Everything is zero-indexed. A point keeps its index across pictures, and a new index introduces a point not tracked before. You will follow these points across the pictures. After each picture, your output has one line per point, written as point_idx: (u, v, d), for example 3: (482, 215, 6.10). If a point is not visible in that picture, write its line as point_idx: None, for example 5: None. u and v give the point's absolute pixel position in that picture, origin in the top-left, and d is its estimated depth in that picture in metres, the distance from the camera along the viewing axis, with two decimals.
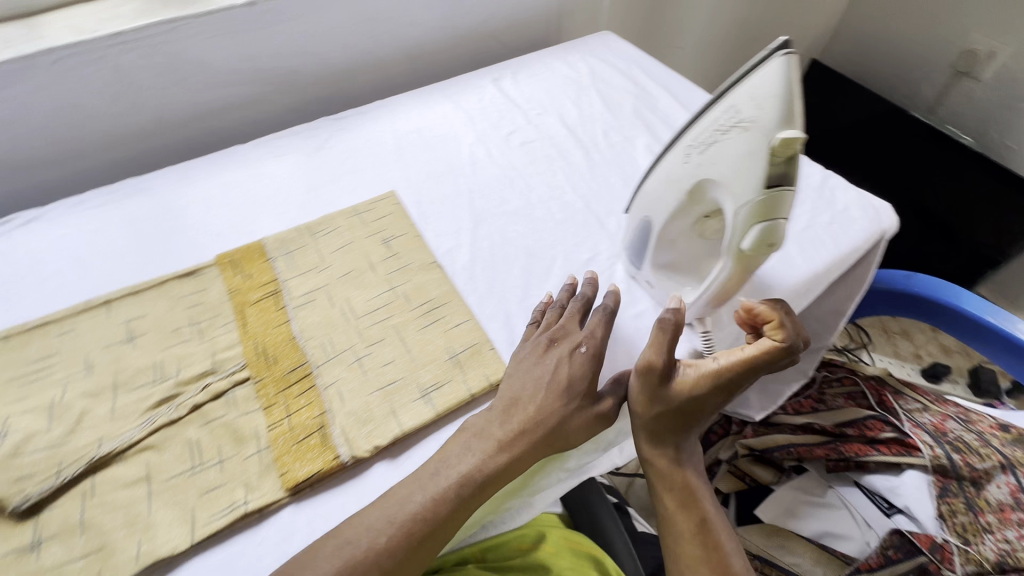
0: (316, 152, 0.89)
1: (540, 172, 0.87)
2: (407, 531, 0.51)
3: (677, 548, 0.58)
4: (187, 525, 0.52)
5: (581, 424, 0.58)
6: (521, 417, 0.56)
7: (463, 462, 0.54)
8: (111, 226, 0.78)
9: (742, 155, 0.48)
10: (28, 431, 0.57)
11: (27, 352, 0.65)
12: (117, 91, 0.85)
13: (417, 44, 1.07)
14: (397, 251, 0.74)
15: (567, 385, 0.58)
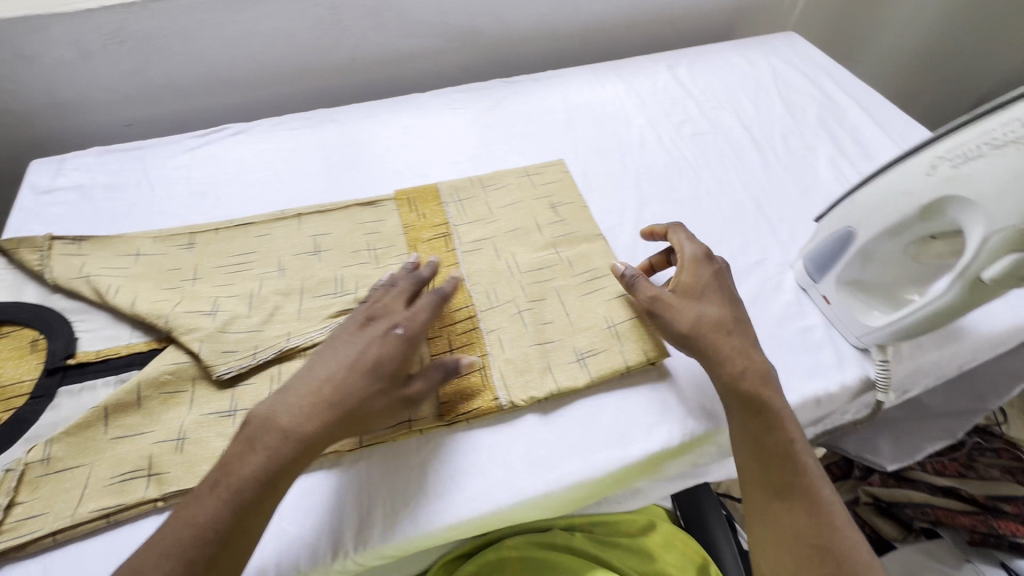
0: (490, 111, 0.92)
1: (710, 166, 0.85)
2: (222, 517, 0.46)
3: (764, 475, 0.53)
4: None
5: (382, 409, 0.53)
6: (307, 403, 0.51)
7: (250, 459, 0.48)
8: (305, 149, 0.86)
9: (1014, 174, 0.46)
10: (232, 314, 0.64)
11: (232, 245, 0.72)
12: (326, 27, 0.91)
13: (596, 19, 1.06)
14: (565, 218, 0.75)
15: (372, 366, 0.53)
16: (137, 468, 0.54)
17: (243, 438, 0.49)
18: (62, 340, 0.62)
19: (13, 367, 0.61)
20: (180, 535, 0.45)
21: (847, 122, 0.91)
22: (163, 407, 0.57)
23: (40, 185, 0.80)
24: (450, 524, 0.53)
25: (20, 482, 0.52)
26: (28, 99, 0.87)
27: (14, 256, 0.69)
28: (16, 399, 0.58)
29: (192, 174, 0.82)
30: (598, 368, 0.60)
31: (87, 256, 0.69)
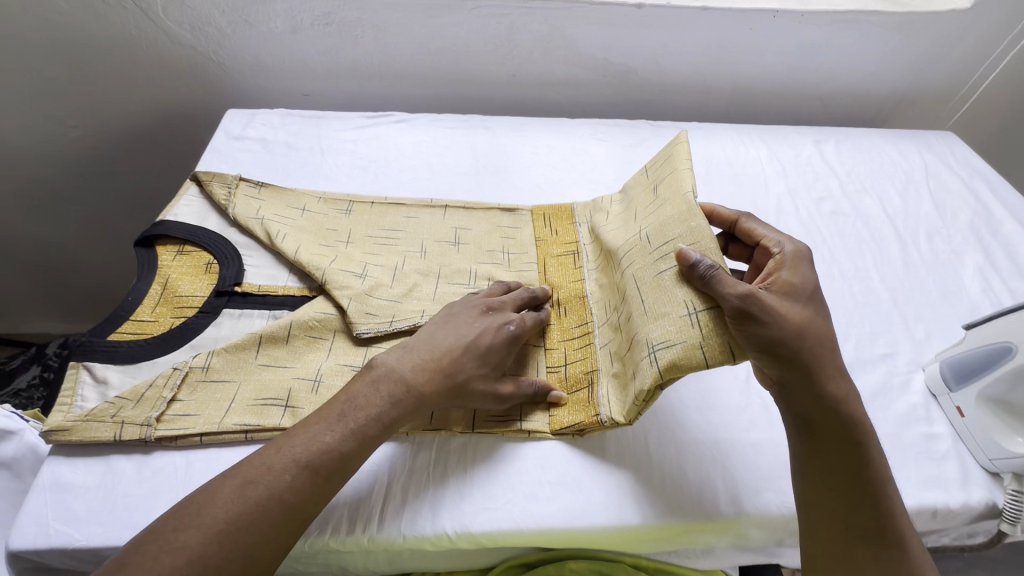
0: (633, 148, 0.95)
1: (847, 248, 0.83)
2: (350, 445, 0.49)
3: (859, 520, 0.50)
4: (470, 412, 0.59)
5: (482, 394, 0.56)
6: (429, 365, 0.54)
7: (375, 398, 0.51)
8: (457, 148, 0.92)
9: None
10: (377, 281, 0.69)
11: (382, 220, 0.79)
12: (500, 44, 0.98)
13: (748, 82, 1.08)
14: (660, 193, 0.66)
15: (483, 351, 0.57)
16: (277, 396, 0.59)
17: (369, 379, 0.52)
18: (232, 268, 0.70)
19: (189, 282, 0.69)
20: (304, 448, 0.47)
21: (1003, 235, 0.87)
22: (307, 349, 0.63)
23: (232, 132, 0.91)
24: (542, 529, 0.54)
25: (182, 382, 0.59)
26: (237, 58, 0.99)
27: (205, 187, 0.79)
28: (188, 310, 0.66)
29: (357, 149, 0.90)
30: (671, 364, 0.52)
31: (263, 201, 0.78)
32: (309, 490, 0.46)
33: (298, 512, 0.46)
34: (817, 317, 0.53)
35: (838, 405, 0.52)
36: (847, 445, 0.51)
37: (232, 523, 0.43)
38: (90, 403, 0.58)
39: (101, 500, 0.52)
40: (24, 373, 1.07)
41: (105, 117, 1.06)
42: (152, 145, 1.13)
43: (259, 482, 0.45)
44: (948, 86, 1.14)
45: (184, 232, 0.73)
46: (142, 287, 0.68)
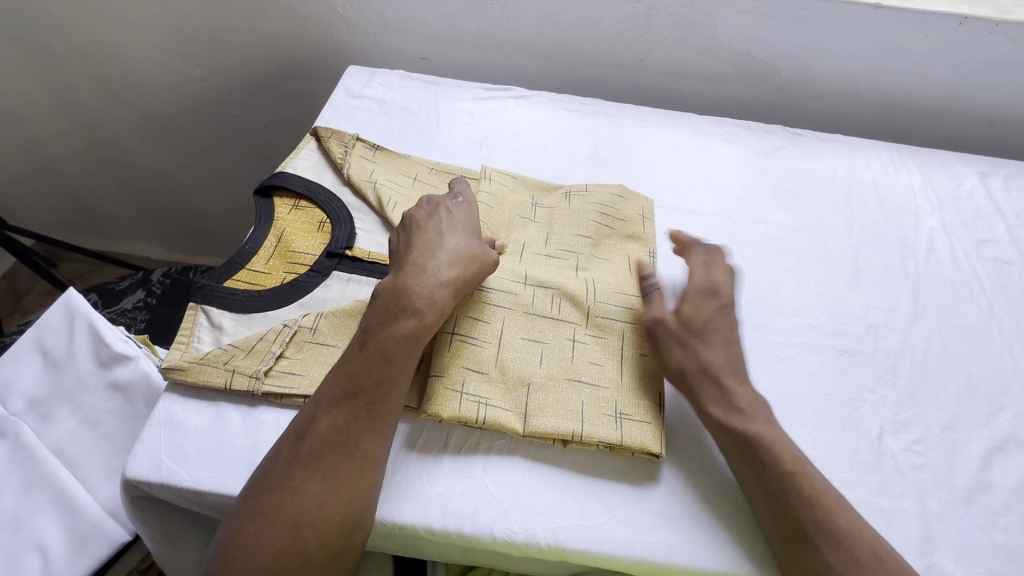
0: (766, 155, 0.87)
1: (1010, 302, 0.72)
2: (378, 372, 0.52)
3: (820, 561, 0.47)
4: (542, 417, 0.55)
5: (483, 269, 0.60)
6: (416, 272, 0.57)
7: (388, 323, 0.54)
8: (576, 132, 0.87)
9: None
10: None
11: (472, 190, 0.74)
12: (634, 25, 0.91)
13: (905, 96, 0.96)
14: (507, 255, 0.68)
15: (451, 241, 0.60)
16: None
17: (375, 316, 0.55)
18: (345, 230, 0.69)
19: (302, 238, 0.69)
20: (324, 396, 0.52)
21: None
22: None
23: (352, 89, 0.90)
24: (640, 559, 0.51)
25: (291, 339, 0.59)
26: (362, 13, 0.98)
27: (324, 143, 0.78)
28: (299, 267, 0.66)
29: (472, 121, 0.87)
30: (490, 420, 0.55)
31: (377, 164, 0.76)
32: (350, 424, 0.50)
33: (351, 447, 0.50)
34: (704, 341, 0.58)
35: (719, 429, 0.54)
36: (740, 451, 0.53)
37: (293, 476, 0.48)
38: (205, 346, 0.59)
39: (210, 444, 0.53)
40: (131, 295, 1.13)
41: (226, 59, 1.08)
42: (265, 90, 1.14)
43: (308, 430, 0.50)
44: None
45: (301, 186, 0.73)
46: (259, 238, 0.69)
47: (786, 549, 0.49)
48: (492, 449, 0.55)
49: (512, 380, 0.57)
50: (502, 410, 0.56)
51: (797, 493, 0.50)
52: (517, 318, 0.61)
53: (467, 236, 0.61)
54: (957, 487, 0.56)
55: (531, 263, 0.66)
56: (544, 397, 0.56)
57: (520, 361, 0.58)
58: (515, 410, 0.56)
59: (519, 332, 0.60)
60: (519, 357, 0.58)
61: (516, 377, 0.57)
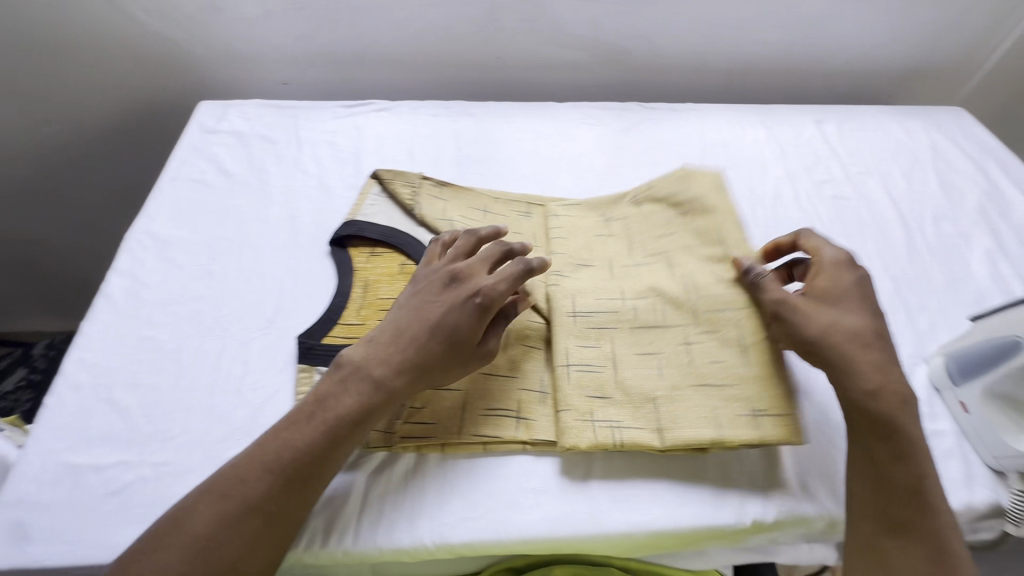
0: (624, 133, 0.91)
1: (848, 234, 0.79)
2: (318, 449, 0.49)
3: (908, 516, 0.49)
4: (671, 426, 0.56)
5: (460, 369, 0.55)
6: (391, 354, 0.53)
7: (342, 398, 0.51)
8: (441, 136, 0.89)
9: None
10: None
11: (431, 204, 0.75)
12: (483, 25, 0.94)
13: (746, 59, 1.03)
14: None
15: (445, 329, 0.54)
16: (509, 407, 0.58)
17: (337, 379, 0.52)
18: None
19: (388, 285, 0.68)
20: (266, 459, 0.48)
21: (1014, 217, 0.82)
22: (526, 357, 0.61)
23: (206, 125, 0.87)
24: (526, 538, 0.52)
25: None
26: (210, 46, 0.95)
27: (388, 186, 0.77)
28: None
29: (336, 140, 0.87)
30: (628, 441, 0.55)
31: (447, 201, 0.76)
32: (276, 496, 0.47)
33: (274, 516, 0.47)
34: (845, 309, 0.57)
35: (864, 398, 0.53)
36: (873, 422, 0.52)
37: (208, 538, 0.45)
38: None
39: (68, 516, 0.51)
40: (10, 375, 1.05)
41: (77, 110, 1.02)
42: (128, 138, 1.09)
43: (236, 489, 0.47)
44: (959, 60, 1.08)
45: (378, 233, 0.72)
46: (346, 289, 0.67)
47: (878, 503, 0.50)
48: (375, 459, 0.56)
49: (636, 398, 0.58)
50: (637, 429, 0.56)
51: (887, 439, 0.51)
52: (624, 337, 0.62)
53: (463, 328, 0.54)
54: (811, 409, 0.61)
55: (624, 277, 0.68)
56: (674, 410, 0.56)
57: (639, 379, 0.59)
58: (648, 427, 0.56)
59: (630, 349, 0.61)
60: (637, 375, 0.59)
61: (640, 395, 0.58)
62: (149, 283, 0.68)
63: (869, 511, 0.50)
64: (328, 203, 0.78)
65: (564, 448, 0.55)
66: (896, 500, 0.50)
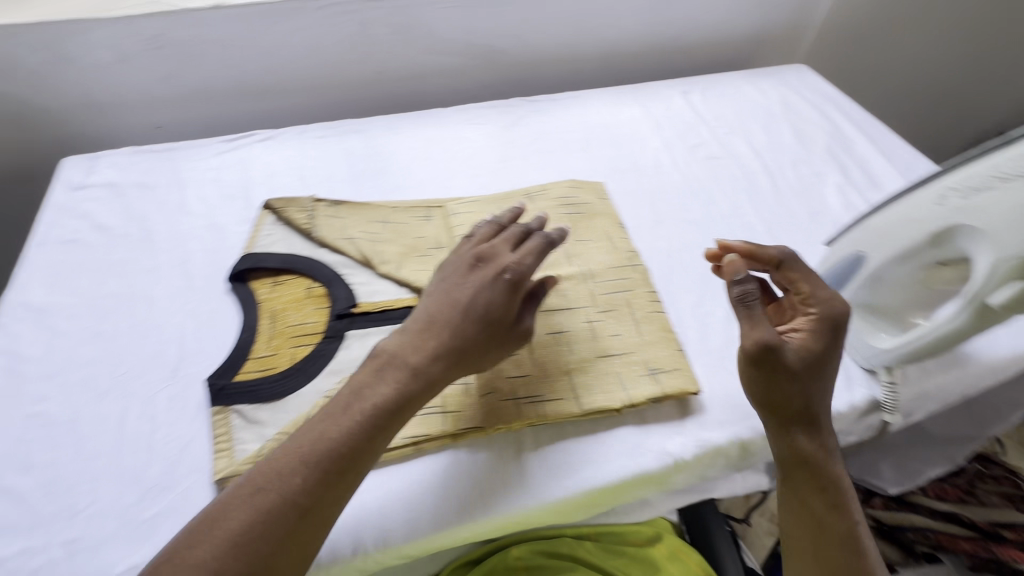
0: (511, 127, 0.95)
1: (722, 187, 0.87)
2: (353, 439, 0.48)
3: (823, 546, 0.55)
4: (589, 393, 0.60)
5: (502, 349, 0.56)
6: (425, 340, 0.54)
7: (378, 387, 0.51)
8: (332, 156, 0.88)
9: (1018, 207, 0.48)
10: (389, 296, 0.70)
11: (331, 225, 0.75)
12: (356, 42, 0.95)
13: (612, 45, 1.11)
14: (408, 277, 0.71)
15: (484, 309, 0.55)
16: (434, 406, 0.59)
17: (371, 368, 0.52)
18: (342, 289, 0.69)
19: (297, 311, 0.67)
20: (302, 453, 0.47)
21: (856, 152, 0.94)
22: None
23: (73, 182, 0.82)
24: (469, 523, 0.54)
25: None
26: (64, 99, 0.89)
27: (283, 215, 0.76)
28: (306, 339, 0.65)
29: (220, 176, 0.84)
30: (550, 414, 0.58)
31: (345, 219, 0.76)
32: (316, 490, 0.46)
33: (314, 511, 0.46)
34: (823, 382, 0.57)
35: (795, 458, 0.56)
36: (796, 475, 0.57)
37: (245, 535, 0.43)
38: (250, 444, 0.57)
39: None
40: None
41: None
42: None
43: (268, 486, 0.45)
44: (794, 23, 1.21)
45: (278, 262, 0.72)
46: (253, 324, 0.66)
47: (813, 541, 0.56)
48: None
49: (553, 372, 0.61)
50: (556, 401, 0.59)
51: (815, 485, 0.56)
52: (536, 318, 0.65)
53: (496, 307, 0.56)
54: (711, 349, 0.67)
55: None
56: (587, 378, 0.61)
57: (553, 355, 0.62)
58: (569, 397, 0.60)
59: (542, 330, 0.64)
60: (551, 351, 0.63)
61: (556, 369, 0.61)
62: (31, 357, 0.63)
63: (804, 545, 0.56)
64: (222, 241, 0.76)
65: (492, 430, 0.57)
66: (822, 534, 0.55)
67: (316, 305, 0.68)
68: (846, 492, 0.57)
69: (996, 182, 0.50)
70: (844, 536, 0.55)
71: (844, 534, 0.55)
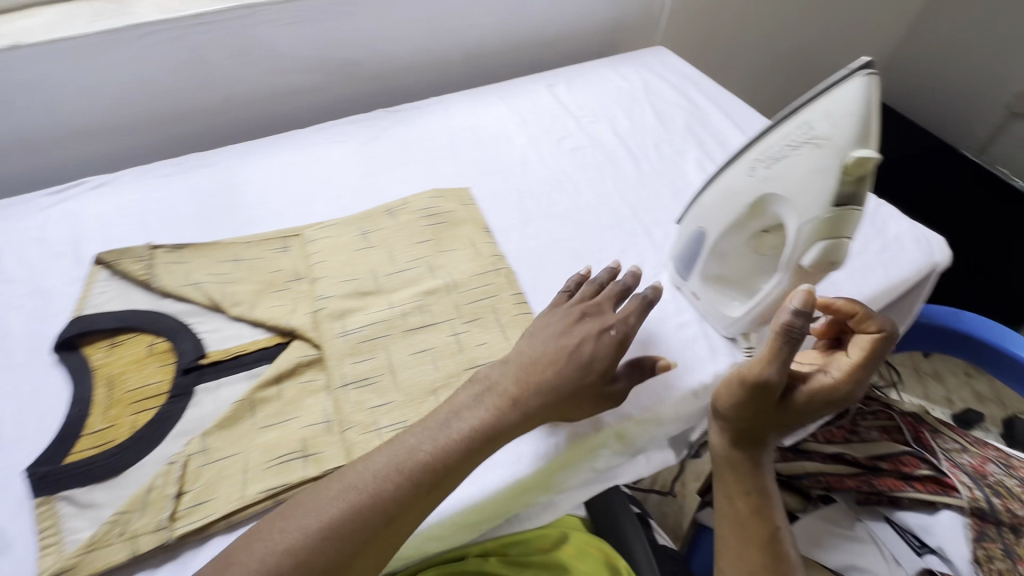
0: (373, 141, 0.92)
1: (589, 177, 0.88)
2: (445, 461, 0.52)
3: (749, 542, 0.61)
4: None
5: (592, 398, 0.59)
6: (528, 381, 0.57)
7: (475, 411, 0.55)
8: (177, 196, 0.81)
9: (811, 173, 0.49)
10: (242, 340, 0.65)
11: (173, 273, 0.69)
12: (191, 70, 0.88)
13: (475, 45, 1.10)
14: (260, 318, 0.66)
15: (590, 361, 0.59)
16: (293, 450, 0.56)
17: (472, 395, 0.56)
18: (188, 341, 0.64)
19: (137, 373, 0.62)
20: (405, 463, 0.50)
21: (712, 126, 0.98)
22: (304, 395, 0.60)
23: None
24: None
25: (184, 473, 0.54)
26: None
27: (117, 268, 0.69)
28: (148, 403, 0.60)
29: (45, 234, 0.76)
30: None
31: (189, 263, 0.71)
32: (405, 502, 0.49)
33: (393, 516, 0.49)
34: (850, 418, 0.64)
35: (741, 465, 0.64)
36: (743, 479, 0.64)
37: (333, 526, 0.47)
38: (83, 532, 0.51)
39: None
40: None
41: None
42: None
43: (355, 483, 0.49)
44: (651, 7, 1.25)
45: (113, 321, 0.65)
46: (86, 395, 0.60)
47: (739, 539, 0.62)
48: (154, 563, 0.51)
49: (417, 395, 0.59)
50: None
51: (751, 492, 0.63)
52: (398, 340, 0.63)
53: (605, 362, 0.60)
54: None
55: (389, 286, 0.69)
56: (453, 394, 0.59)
57: (417, 376, 0.61)
58: None
59: (404, 351, 0.62)
60: (415, 372, 0.61)
61: (421, 390, 0.60)
62: None
63: (733, 542, 0.62)
64: (48, 306, 0.68)
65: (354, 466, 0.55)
66: (750, 532, 0.62)
67: (160, 362, 0.63)
68: (776, 506, 0.64)
69: (790, 148, 0.51)
70: (773, 539, 0.61)
71: (769, 536, 0.61)
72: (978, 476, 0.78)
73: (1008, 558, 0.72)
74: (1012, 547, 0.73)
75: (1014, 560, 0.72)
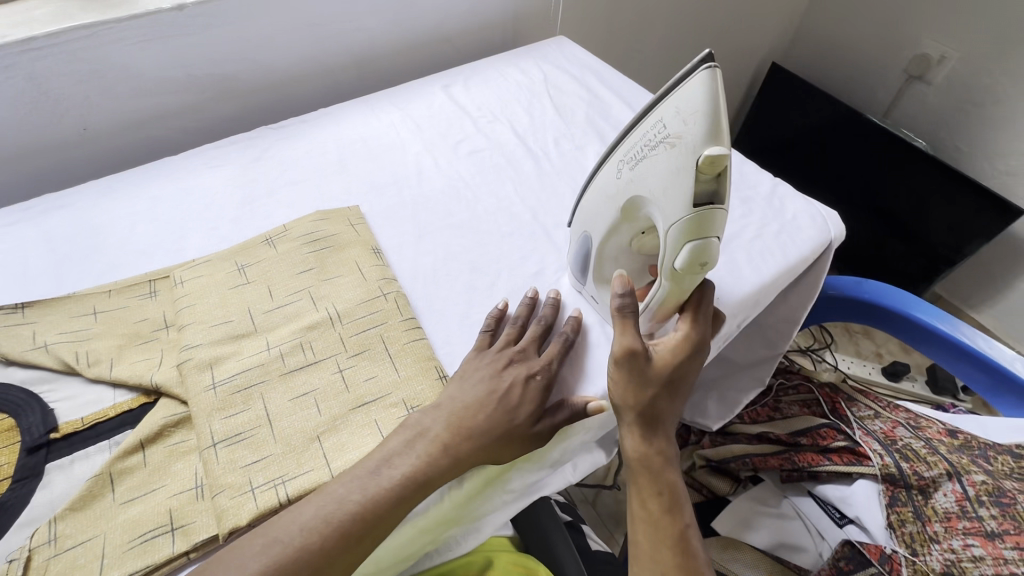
0: (254, 162, 0.85)
1: (488, 182, 0.85)
2: (376, 507, 0.50)
3: (659, 543, 0.56)
4: (342, 454, 0.54)
5: (521, 444, 0.58)
6: (456, 426, 0.55)
7: (406, 457, 0.53)
8: (26, 245, 0.72)
9: (672, 171, 0.50)
10: (101, 405, 0.58)
11: (15, 337, 0.61)
12: (33, 102, 0.79)
13: (365, 49, 1.03)
14: (120, 376, 0.59)
15: (514, 406, 0.58)
16: (158, 524, 0.50)
17: (404, 437, 0.54)
18: (35, 413, 0.57)
19: None
20: (337, 511, 0.49)
21: (612, 117, 0.97)
22: (171, 459, 0.54)
23: None
24: None
25: (26, 571, 0.47)
26: None
27: None
28: None
29: None
30: (296, 493, 0.52)
31: (37, 323, 0.63)
32: (335, 550, 0.48)
33: (326, 561, 0.48)
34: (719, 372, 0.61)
35: (642, 458, 0.59)
36: (646, 475, 0.59)
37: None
38: None
39: None
40: None
41: None
42: None
43: (278, 537, 0.48)
44: None
45: None
46: None
47: (648, 540, 0.57)
48: None
49: (298, 443, 0.55)
50: (304, 476, 0.53)
51: (657, 488, 0.58)
52: (277, 385, 0.59)
53: (528, 406, 0.58)
54: None
55: (268, 325, 0.64)
56: (339, 437, 0.55)
57: (299, 423, 0.56)
58: (317, 467, 0.53)
59: (284, 397, 0.58)
60: (297, 419, 0.56)
61: (303, 438, 0.55)
62: None
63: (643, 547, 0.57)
64: None
65: (227, 535, 0.50)
66: (659, 534, 0.57)
67: None
68: (684, 500, 0.59)
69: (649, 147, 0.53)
70: (683, 539, 0.56)
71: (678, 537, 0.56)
72: (888, 442, 0.80)
73: (919, 520, 0.73)
74: (922, 508, 0.74)
75: (923, 521, 0.73)
